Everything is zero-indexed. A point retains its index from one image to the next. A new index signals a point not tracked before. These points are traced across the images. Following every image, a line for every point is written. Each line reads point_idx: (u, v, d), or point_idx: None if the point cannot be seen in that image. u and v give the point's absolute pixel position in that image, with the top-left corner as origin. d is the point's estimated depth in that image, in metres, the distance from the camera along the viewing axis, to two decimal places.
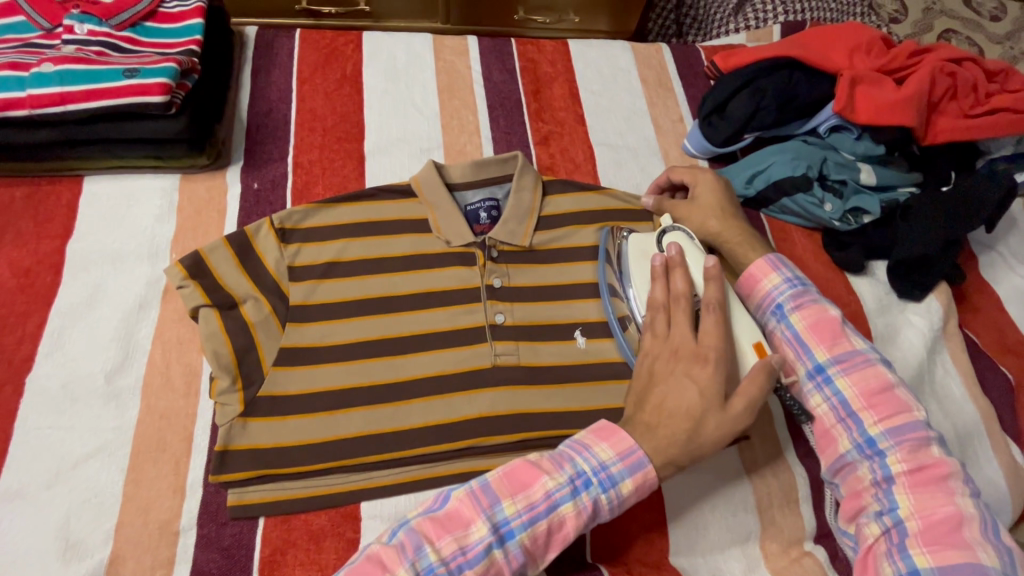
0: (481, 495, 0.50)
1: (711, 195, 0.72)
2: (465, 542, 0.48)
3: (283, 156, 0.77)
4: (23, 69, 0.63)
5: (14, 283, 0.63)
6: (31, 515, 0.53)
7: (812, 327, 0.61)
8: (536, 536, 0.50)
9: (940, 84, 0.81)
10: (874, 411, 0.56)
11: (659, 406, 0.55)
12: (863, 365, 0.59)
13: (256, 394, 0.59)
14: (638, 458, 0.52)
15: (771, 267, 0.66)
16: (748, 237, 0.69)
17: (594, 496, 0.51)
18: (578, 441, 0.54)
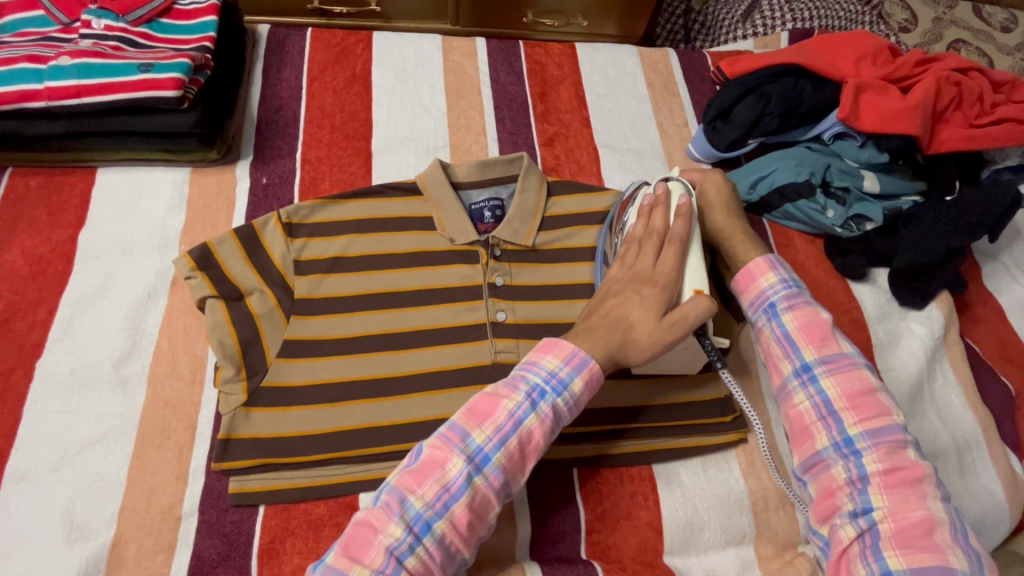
0: (450, 434, 0.51)
1: (720, 194, 0.70)
2: (445, 480, 0.49)
3: (292, 152, 0.78)
4: (41, 61, 0.65)
5: (27, 271, 0.65)
6: (38, 496, 0.55)
7: (802, 327, 0.60)
8: (511, 456, 0.51)
9: (945, 93, 0.81)
10: (855, 412, 0.56)
11: (606, 311, 0.58)
12: (847, 366, 0.58)
13: (259, 384, 0.60)
14: (582, 357, 0.54)
15: (767, 266, 0.64)
16: (752, 245, 0.67)
17: (551, 403, 0.53)
18: (526, 360, 0.55)
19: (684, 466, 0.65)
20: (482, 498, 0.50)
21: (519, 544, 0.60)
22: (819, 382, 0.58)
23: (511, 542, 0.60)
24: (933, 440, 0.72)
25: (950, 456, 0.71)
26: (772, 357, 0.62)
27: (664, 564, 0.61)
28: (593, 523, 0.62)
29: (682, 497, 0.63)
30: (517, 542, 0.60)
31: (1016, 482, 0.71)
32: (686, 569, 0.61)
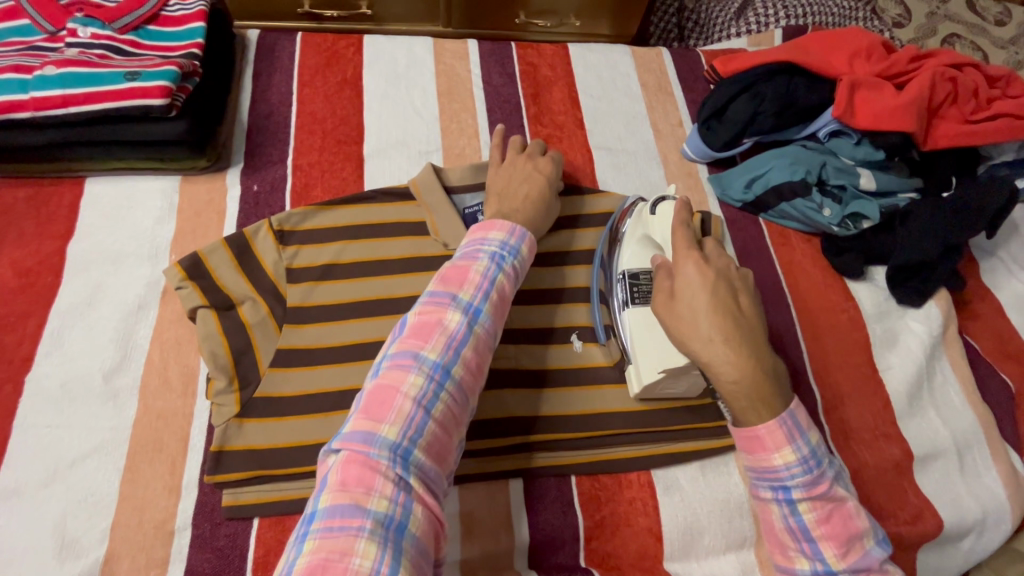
0: (435, 299, 0.51)
1: (697, 291, 0.55)
2: (410, 401, 0.45)
3: (283, 158, 0.77)
4: (26, 71, 0.64)
5: (15, 284, 0.64)
6: (28, 512, 0.54)
7: (782, 455, 0.52)
8: (470, 362, 0.50)
9: (940, 89, 0.81)
10: (834, 544, 0.51)
11: (519, 195, 0.66)
12: (825, 486, 0.52)
13: (252, 395, 0.60)
14: (520, 229, 0.59)
15: (784, 435, 0.52)
16: (749, 380, 0.51)
17: (512, 265, 0.56)
18: (472, 240, 0.57)
19: (683, 470, 0.65)
20: (451, 413, 0.47)
21: (518, 552, 0.60)
22: (796, 505, 0.52)
23: (510, 550, 0.59)
24: (934, 440, 0.71)
25: (950, 455, 0.71)
26: (762, 467, 0.53)
27: (664, 570, 0.61)
28: (592, 530, 0.61)
29: (681, 502, 0.63)
30: (516, 550, 0.60)
31: (1017, 480, 0.71)
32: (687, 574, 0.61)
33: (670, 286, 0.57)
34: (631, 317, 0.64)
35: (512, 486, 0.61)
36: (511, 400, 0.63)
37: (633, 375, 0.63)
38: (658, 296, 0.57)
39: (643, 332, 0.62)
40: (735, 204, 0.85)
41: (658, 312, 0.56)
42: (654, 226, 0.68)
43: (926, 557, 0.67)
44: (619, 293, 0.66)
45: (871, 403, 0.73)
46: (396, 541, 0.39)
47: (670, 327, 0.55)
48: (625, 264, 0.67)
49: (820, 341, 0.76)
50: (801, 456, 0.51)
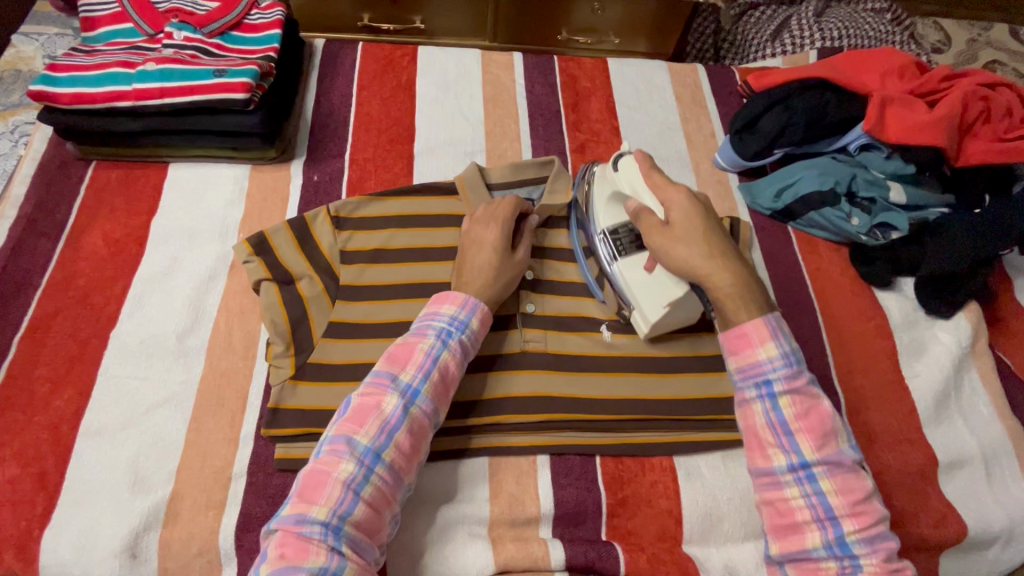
0: (378, 380, 0.56)
1: (689, 218, 0.62)
2: (383, 417, 0.54)
3: (341, 153, 0.84)
4: (131, 67, 0.73)
5: (106, 252, 0.72)
6: (107, 450, 0.60)
7: (758, 340, 0.56)
8: (437, 387, 0.57)
9: (972, 108, 0.83)
10: (811, 437, 0.54)
11: (470, 263, 0.67)
12: (803, 381, 0.56)
13: (306, 360, 0.65)
14: (472, 301, 0.62)
15: (769, 332, 0.56)
16: (743, 287, 0.58)
17: (459, 340, 0.60)
18: (426, 314, 0.62)
19: (705, 459, 0.67)
20: (419, 426, 0.55)
21: (543, 521, 0.63)
22: (777, 399, 0.55)
23: (536, 518, 0.62)
24: (960, 447, 0.72)
25: (976, 463, 0.71)
26: (746, 363, 0.56)
27: (683, 552, 0.63)
28: (615, 507, 0.64)
29: (702, 488, 0.65)
30: (541, 519, 0.63)
31: None
32: (706, 558, 0.63)
33: (661, 220, 0.63)
34: (623, 267, 0.69)
35: (539, 461, 0.65)
36: (540, 382, 0.67)
37: (639, 318, 0.68)
38: (651, 230, 0.63)
39: (635, 278, 0.67)
40: (764, 212, 0.88)
41: (655, 242, 0.63)
42: (620, 180, 0.71)
43: (947, 563, 0.68)
44: (605, 250, 0.71)
45: (895, 408, 0.74)
46: (336, 538, 0.48)
47: (668, 252, 0.62)
48: (602, 223, 0.72)
49: (844, 346, 0.78)
50: (782, 351, 0.56)
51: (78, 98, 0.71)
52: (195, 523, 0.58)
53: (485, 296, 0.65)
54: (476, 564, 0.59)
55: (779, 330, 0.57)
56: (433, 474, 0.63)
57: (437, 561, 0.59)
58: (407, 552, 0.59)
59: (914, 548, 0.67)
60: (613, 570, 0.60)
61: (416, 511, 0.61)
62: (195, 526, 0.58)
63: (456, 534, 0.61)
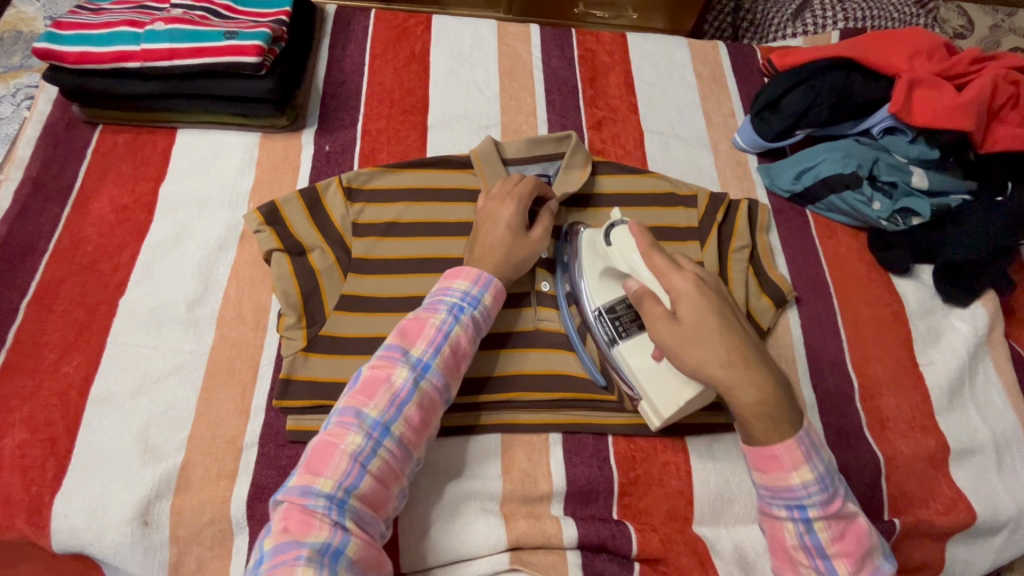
0: (390, 353, 0.55)
1: (701, 314, 0.53)
2: (394, 390, 0.53)
3: (353, 123, 0.82)
4: (139, 27, 0.71)
5: (113, 218, 0.71)
6: (117, 417, 0.60)
7: (790, 491, 0.52)
8: (448, 362, 0.57)
9: (1002, 92, 0.81)
10: (850, 561, 0.52)
11: (483, 240, 0.65)
12: (839, 503, 0.52)
13: (318, 332, 0.64)
14: (486, 278, 0.62)
15: (802, 454, 0.51)
16: (769, 401, 0.51)
17: (470, 317, 0.59)
18: (438, 289, 0.61)
19: (716, 441, 0.67)
20: (430, 401, 0.55)
21: (555, 498, 0.63)
22: (812, 523, 0.52)
23: (548, 495, 0.62)
24: (972, 436, 0.71)
25: (988, 452, 0.71)
26: (778, 487, 0.52)
27: (694, 532, 0.63)
28: (626, 486, 0.64)
29: (714, 469, 0.65)
30: (553, 496, 0.62)
31: None
32: (716, 539, 0.63)
33: (668, 311, 0.55)
34: (626, 351, 0.61)
35: (552, 438, 0.65)
36: (552, 360, 0.67)
37: (649, 410, 0.61)
38: (655, 322, 0.55)
39: (640, 367, 0.60)
40: (783, 194, 0.86)
41: (662, 339, 0.55)
42: (614, 256, 0.61)
43: (953, 549, 0.68)
44: (602, 332, 0.63)
45: (909, 395, 0.73)
46: (340, 513, 0.48)
47: (678, 354, 0.54)
48: (597, 300, 0.64)
49: (860, 331, 0.77)
50: (818, 475, 0.51)
51: (84, 58, 0.69)
52: (207, 492, 0.58)
53: (498, 273, 0.64)
54: (488, 539, 0.59)
55: (816, 452, 0.52)
56: (443, 448, 0.63)
57: (448, 534, 0.59)
58: (419, 526, 0.59)
59: (922, 533, 0.67)
60: (625, 548, 0.61)
61: (427, 485, 0.61)
62: (207, 495, 0.58)
63: (467, 509, 0.60)
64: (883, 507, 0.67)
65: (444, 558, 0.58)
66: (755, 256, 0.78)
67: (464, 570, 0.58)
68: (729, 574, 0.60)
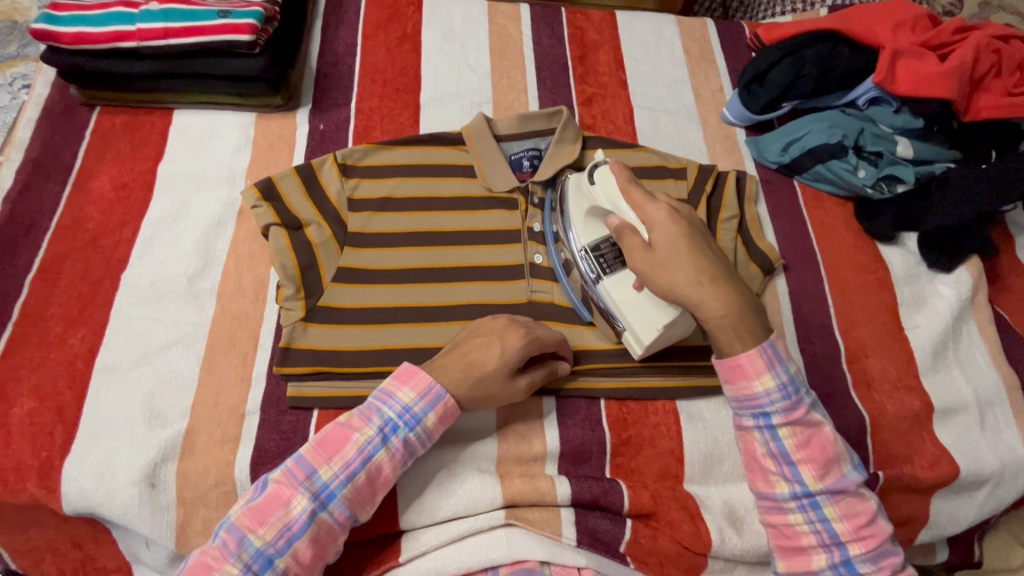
0: (296, 470, 0.53)
1: (674, 239, 0.56)
2: (287, 519, 0.51)
3: (347, 102, 0.84)
4: (134, 7, 0.72)
5: (113, 196, 0.72)
6: (122, 386, 0.61)
7: (754, 396, 0.55)
8: (358, 490, 0.54)
9: (984, 60, 0.82)
10: (814, 466, 0.55)
11: (467, 348, 0.59)
12: (803, 411, 0.55)
13: (316, 303, 0.66)
14: (437, 394, 0.57)
15: (766, 362, 0.55)
16: (734, 316, 0.55)
17: (402, 438, 0.55)
18: (383, 390, 0.57)
19: (706, 403, 0.68)
20: (327, 530, 0.53)
21: (549, 458, 0.64)
22: (777, 431, 0.55)
23: (542, 455, 0.64)
24: (956, 395, 0.73)
25: (971, 410, 0.73)
26: (744, 396, 0.56)
27: (685, 490, 0.65)
28: (618, 446, 0.65)
29: (704, 429, 0.67)
30: (547, 457, 0.64)
31: None
32: (706, 496, 0.65)
33: (644, 241, 0.57)
34: (609, 285, 0.65)
35: (545, 403, 0.67)
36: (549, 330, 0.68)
37: (631, 340, 0.65)
38: (632, 252, 0.58)
39: (624, 297, 0.64)
40: (771, 165, 0.87)
41: (638, 268, 0.58)
42: (596, 193, 0.65)
43: (937, 503, 0.70)
44: (588, 269, 0.66)
45: (895, 357, 0.75)
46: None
47: (652, 278, 0.57)
48: (581, 240, 0.67)
49: (846, 297, 0.79)
50: (780, 382, 0.55)
51: (80, 39, 0.71)
52: (211, 456, 0.59)
53: (461, 394, 0.59)
54: (485, 496, 0.60)
55: (780, 360, 0.55)
56: None
57: (446, 494, 0.61)
58: (418, 485, 0.61)
59: (907, 488, 0.69)
60: (617, 504, 0.62)
61: None
62: (211, 459, 0.59)
63: (464, 469, 0.62)
64: (868, 464, 0.69)
65: (441, 515, 0.60)
66: (743, 226, 0.79)
67: (461, 526, 0.60)
68: (719, 527, 0.62)
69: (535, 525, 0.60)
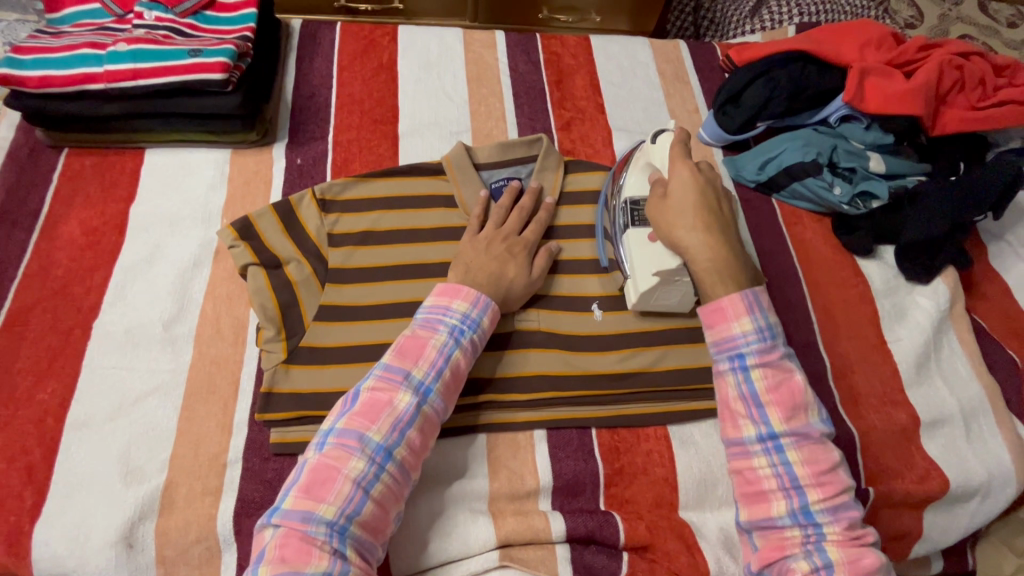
0: (294, 524, 0.48)
1: (686, 192, 0.64)
2: (397, 413, 0.53)
3: (324, 135, 0.83)
4: (100, 48, 0.71)
5: (83, 241, 0.70)
6: (96, 442, 0.59)
7: (731, 338, 0.58)
8: (448, 384, 0.57)
9: (948, 77, 0.84)
10: (781, 409, 0.56)
11: (480, 246, 0.68)
12: (776, 355, 0.57)
13: (298, 344, 0.65)
14: (485, 300, 0.62)
15: (744, 306, 0.58)
16: (720, 262, 0.61)
17: (468, 340, 0.60)
18: (434, 310, 0.61)
19: (698, 427, 0.68)
20: (429, 423, 0.56)
21: (542, 493, 0.63)
22: (749, 372, 0.57)
23: (535, 491, 0.63)
24: (941, 407, 0.74)
25: (955, 421, 0.74)
26: (722, 337, 0.58)
27: (680, 518, 0.64)
28: (612, 476, 0.65)
29: (696, 454, 0.66)
30: (540, 492, 0.63)
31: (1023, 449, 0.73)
32: (702, 524, 0.64)
33: (661, 193, 0.66)
34: (631, 236, 0.67)
35: (536, 436, 0.66)
36: (537, 361, 0.67)
37: (630, 288, 0.67)
38: (651, 199, 0.66)
39: (636, 245, 0.67)
40: (749, 184, 0.89)
41: (651, 212, 0.66)
42: (654, 152, 0.72)
43: (929, 517, 0.71)
44: (619, 219, 0.70)
45: (880, 371, 0.76)
46: (340, 541, 0.48)
47: (659, 222, 0.65)
48: (628, 192, 0.71)
49: (828, 312, 0.80)
50: (757, 326, 0.58)
51: (46, 82, 0.69)
52: (192, 510, 0.57)
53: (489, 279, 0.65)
54: (478, 538, 0.59)
55: (758, 305, 0.59)
56: (434, 453, 0.63)
57: (438, 538, 0.59)
58: (410, 529, 0.59)
59: (899, 503, 0.69)
60: (612, 538, 0.61)
61: (416, 491, 0.61)
62: (192, 513, 0.57)
63: (456, 510, 0.61)
64: (860, 481, 0.69)
65: (434, 560, 0.58)
66: None
67: (455, 571, 0.59)
68: (716, 556, 0.61)
69: (531, 566, 0.59)
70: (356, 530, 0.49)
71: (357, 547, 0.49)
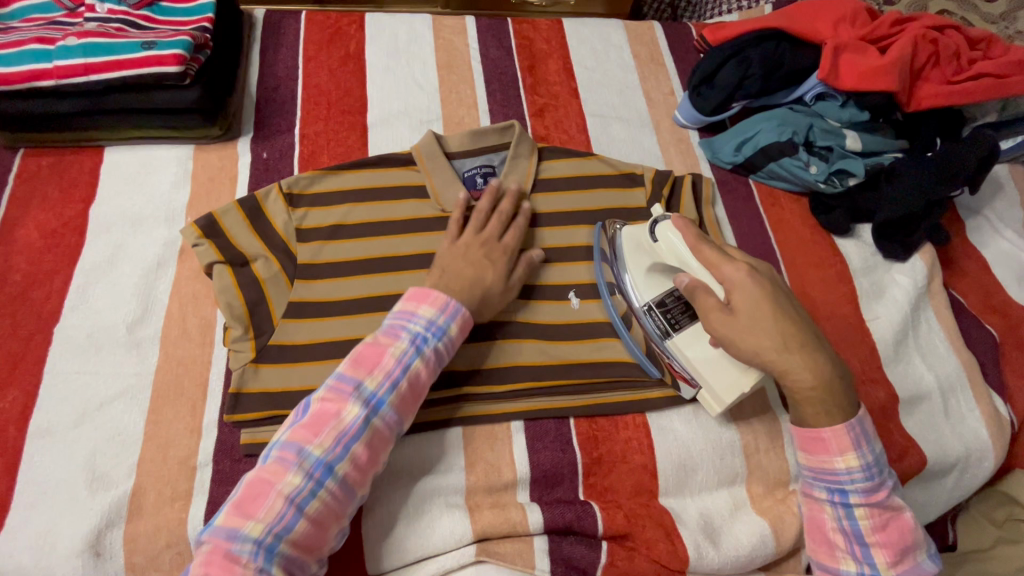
0: (220, 540, 0.47)
1: (755, 304, 0.56)
2: (341, 427, 0.52)
3: (290, 128, 0.81)
4: (48, 42, 0.68)
5: (42, 244, 0.68)
6: (59, 449, 0.58)
7: (831, 471, 0.56)
8: (403, 397, 0.56)
9: (922, 51, 0.83)
10: (887, 551, 0.55)
11: (456, 253, 0.66)
12: (884, 493, 0.56)
13: (267, 342, 0.63)
14: (454, 307, 0.60)
15: (850, 440, 0.55)
16: (824, 387, 0.55)
17: (431, 349, 0.58)
18: (402, 314, 0.59)
19: (676, 413, 0.67)
20: (378, 437, 0.54)
21: (520, 484, 0.63)
22: (853, 510, 0.56)
23: (512, 483, 0.62)
24: (918, 383, 0.74)
25: (933, 398, 0.74)
26: (822, 468, 0.57)
27: (659, 505, 0.64)
28: (591, 465, 0.64)
29: (675, 440, 0.66)
30: (518, 484, 0.63)
31: (1000, 422, 0.73)
32: (682, 509, 0.64)
33: (721, 302, 0.57)
34: (680, 343, 0.64)
35: (513, 428, 0.65)
36: (514, 351, 0.66)
37: (709, 398, 0.63)
38: (710, 314, 0.58)
39: (696, 356, 0.63)
40: (726, 165, 0.88)
41: (717, 331, 0.57)
42: (661, 251, 0.64)
43: (909, 494, 0.71)
44: (654, 326, 0.65)
45: (859, 350, 0.75)
46: (267, 559, 0.47)
47: (735, 343, 0.56)
48: (645, 293, 0.66)
49: (807, 293, 0.79)
50: (864, 463, 0.55)
51: None
52: (161, 516, 0.56)
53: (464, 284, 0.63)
54: (454, 533, 0.58)
55: (867, 441, 0.56)
56: (410, 447, 0.62)
57: (414, 534, 0.58)
58: (386, 526, 0.59)
59: None
60: (590, 527, 0.61)
61: (391, 487, 0.60)
62: (162, 519, 0.56)
63: (432, 506, 0.60)
64: None
65: (410, 556, 0.58)
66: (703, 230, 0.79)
67: (432, 566, 0.58)
68: (695, 540, 0.61)
69: (508, 559, 0.58)
70: (287, 547, 0.48)
71: (286, 565, 0.48)
